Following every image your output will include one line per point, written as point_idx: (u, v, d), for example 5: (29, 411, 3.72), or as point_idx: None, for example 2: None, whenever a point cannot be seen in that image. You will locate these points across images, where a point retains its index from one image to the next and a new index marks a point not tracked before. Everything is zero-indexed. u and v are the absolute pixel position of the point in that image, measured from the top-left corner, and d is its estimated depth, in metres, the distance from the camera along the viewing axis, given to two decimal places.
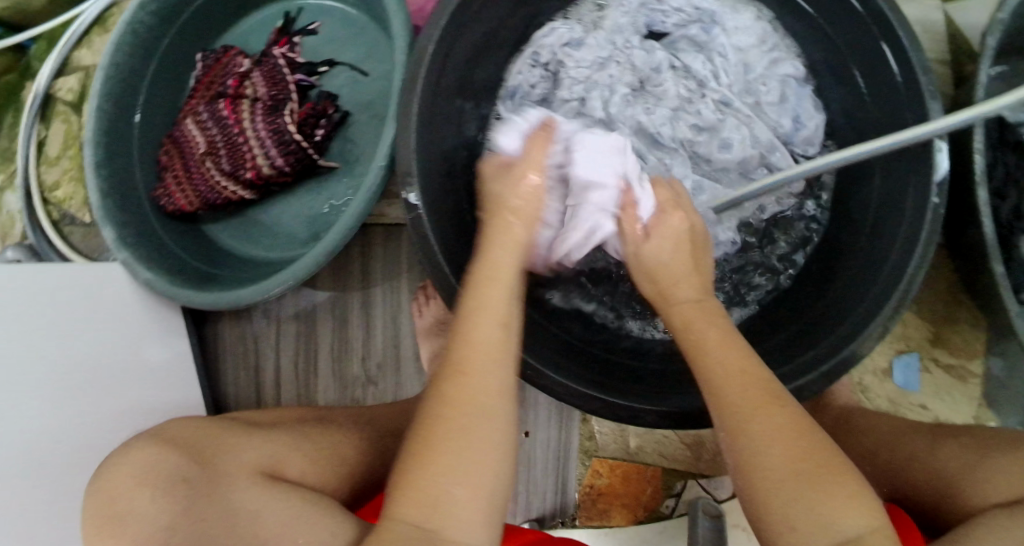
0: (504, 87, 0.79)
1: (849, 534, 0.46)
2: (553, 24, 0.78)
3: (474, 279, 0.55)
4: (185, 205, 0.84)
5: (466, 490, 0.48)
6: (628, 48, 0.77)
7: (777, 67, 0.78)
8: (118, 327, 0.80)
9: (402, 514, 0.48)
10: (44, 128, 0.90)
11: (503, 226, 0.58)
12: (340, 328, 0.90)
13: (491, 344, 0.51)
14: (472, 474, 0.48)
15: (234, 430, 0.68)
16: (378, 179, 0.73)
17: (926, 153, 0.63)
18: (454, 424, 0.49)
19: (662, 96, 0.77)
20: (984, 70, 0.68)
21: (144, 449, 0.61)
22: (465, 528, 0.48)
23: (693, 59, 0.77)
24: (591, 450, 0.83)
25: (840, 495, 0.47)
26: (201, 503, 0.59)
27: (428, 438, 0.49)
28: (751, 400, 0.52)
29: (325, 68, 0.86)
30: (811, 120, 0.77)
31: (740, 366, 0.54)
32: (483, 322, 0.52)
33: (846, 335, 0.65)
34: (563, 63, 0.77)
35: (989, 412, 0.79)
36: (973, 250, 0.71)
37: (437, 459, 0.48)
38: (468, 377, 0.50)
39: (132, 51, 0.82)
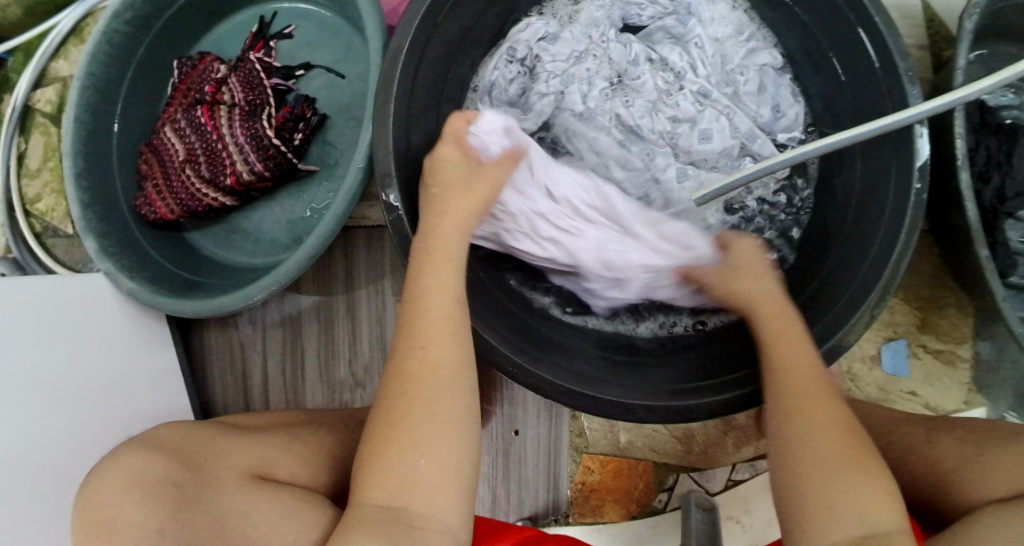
0: (479, 84, 0.78)
1: (879, 525, 0.51)
2: (528, 19, 0.77)
3: (419, 260, 0.59)
4: (166, 214, 0.84)
5: (427, 464, 0.53)
6: (604, 41, 0.76)
7: (754, 57, 0.78)
8: (104, 339, 0.79)
9: (371, 494, 0.53)
10: (23, 140, 0.89)
11: (447, 202, 0.62)
12: (328, 332, 0.90)
13: (444, 323, 0.57)
14: (435, 451, 0.54)
15: (223, 434, 0.66)
16: (358, 181, 0.73)
17: (907, 138, 0.63)
18: (416, 403, 0.54)
19: (639, 89, 0.76)
20: (962, 55, 0.68)
21: (130, 457, 0.59)
22: (430, 501, 0.53)
23: (670, 51, 0.77)
24: (582, 447, 0.83)
25: (872, 490, 0.52)
26: (191, 508, 0.57)
27: (395, 416, 0.54)
28: (808, 396, 0.57)
29: (302, 72, 0.86)
30: (791, 109, 0.77)
31: (802, 364, 0.59)
32: (437, 306, 0.57)
33: (832, 324, 0.65)
34: (540, 58, 0.76)
35: (979, 396, 0.79)
36: (957, 234, 0.71)
37: (403, 438, 0.54)
38: (429, 353, 0.56)
39: (108, 61, 0.82)
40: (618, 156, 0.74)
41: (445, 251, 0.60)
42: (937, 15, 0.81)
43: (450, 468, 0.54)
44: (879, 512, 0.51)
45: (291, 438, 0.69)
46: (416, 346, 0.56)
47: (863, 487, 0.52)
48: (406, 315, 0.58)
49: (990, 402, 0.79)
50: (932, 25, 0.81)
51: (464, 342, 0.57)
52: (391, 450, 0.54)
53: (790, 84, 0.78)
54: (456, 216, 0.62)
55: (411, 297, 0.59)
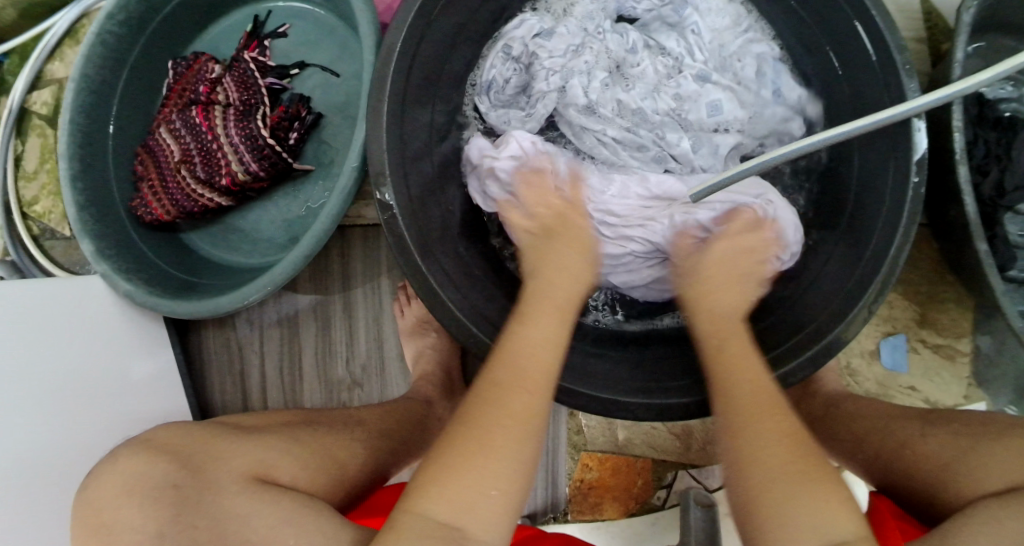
0: (478, 82, 0.78)
1: (838, 536, 0.50)
2: (523, 16, 0.76)
3: (538, 310, 0.63)
4: (162, 215, 0.84)
5: (500, 492, 0.52)
6: (600, 33, 0.77)
7: (752, 46, 0.77)
8: (101, 342, 0.79)
9: (432, 508, 0.52)
10: (20, 142, 0.90)
11: (559, 255, 0.69)
12: (324, 332, 0.90)
13: (548, 375, 0.58)
14: (511, 481, 0.53)
15: (222, 434, 0.65)
16: (352, 181, 0.73)
17: (904, 132, 0.63)
18: (506, 435, 0.54)
19: (640, 75, 0.76)
20: (959, 47, 0.68)
21: (131, 460, 0.60)
22: (488, 527, 0.51)
23: (667, 37, 0.77)
24: (579, 444, 0.83)
25: (829, 502, 0.51)
26: (189, 509, 0.57)
27: (483, 439, 0.54)
28: (761, 405, 0.56)
29: (296, 71, 0.85)
30: (792, 93, 0.76)
31: (752, 375, 0.58)
32: (541, 353, 0.59)
33: (829, 320, 0.64)
34: (536, 55, 0.75)
35: (979, 390, 0.79)
36: (955, 228, 0.71)
37: (482, 460, 0.53)
38: (529, 396, 0.56)
39: (102, 62, 0.81)
40: (626, 146, 0.75)
41: (551, 302, 0.63)
42: (935, 7, 0.80)
43: (517, 501, 0.53)
44: (836, 523, 0.51)
45: (290, 441, 0.66)
46: (518, 383, 0.56)
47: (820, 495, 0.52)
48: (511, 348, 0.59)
49: (990, 396, 0.78)
50: (929, 18, 0.80)
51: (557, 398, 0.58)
52: (465, 472, 0.52)
53: (787, 70, 0.77)
54: (572, 278, 0.66)
55: (516, 336, 0.60)
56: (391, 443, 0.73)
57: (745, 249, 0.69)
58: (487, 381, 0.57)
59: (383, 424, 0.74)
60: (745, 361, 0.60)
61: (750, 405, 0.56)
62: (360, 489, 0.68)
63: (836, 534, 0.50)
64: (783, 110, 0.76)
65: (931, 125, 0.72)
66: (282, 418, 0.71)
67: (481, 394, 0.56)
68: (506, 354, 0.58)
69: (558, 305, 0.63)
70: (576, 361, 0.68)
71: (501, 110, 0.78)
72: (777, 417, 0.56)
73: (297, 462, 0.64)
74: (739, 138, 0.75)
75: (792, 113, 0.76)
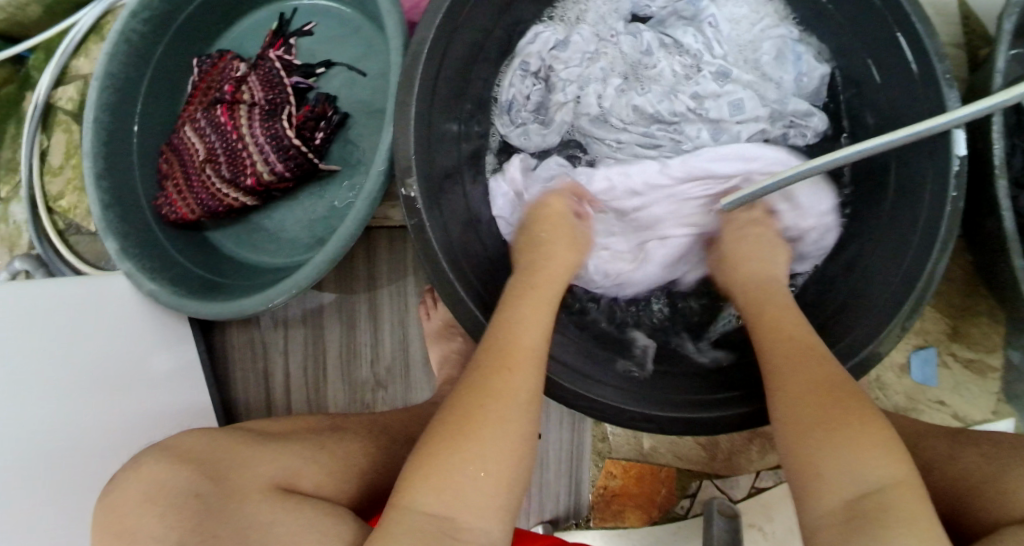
0: (497, 101, 0.78)
1: (873, 484, 0.49)
2: (537, 28, 0.76)
3: (516, 290, 0.62)
4: (187, 214, 0.84)
5: (484, 479, 0.52)
6: (612, 37, 0.77)
7: (772, 30, 0.75)
8: (123, 342, 0.79)
9: (419, 500, 0.51)
10: (46, 138, 0.89)
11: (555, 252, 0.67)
12: (349, 332, 0.90)
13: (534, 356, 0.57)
14: (494, 467, 0.52)
15: (248, 444, 0.64)
16: (379, 184, 0.72)
17: (944, 142, 0.61)
18: (492, 422, 0.53)
19: (656, 77, 0.75)
20: (1001, 57, 0.66)
21: (151, 466, 0.59)
22: (478, 517, 0.51)
23: (683, 34, 0.75)
24: (604, 451, 0.83)
25: (856, 446, 0.50)
26: (216, 519, 0.57)
27: (467, 426, 0.53)
28: (791, 358, 0.57)
29: (322, 70, 0.85)
30: (815, 73, 0.75)
31: (787, 333, 0.59)
32: (528, 336, 0.58)
33: (863, 337, 0.63)
34: (553, 67, 0.77)
35: (1008, 406, 0.78)
36: (992, 242, 0.69)
37: (464, 446, 0.52)
38: (510, 377, 0.55)
39: (127, 59, 0.81)
40: (641, 148, 0.75)
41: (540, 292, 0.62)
42: (973, 12, 0.78)
43: (504, 489, 0.53)
44: (871, 466, 0.49)
45: (317, 445, 0.66)
46: (502, 368, 0.55)
47: (852, 443, 0.50)
48: (499, 335, 0.58)
49: (1019, 412, 0.77)
50: (967, 23, 0.78)
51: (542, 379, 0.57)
52: (448, 461, 0.52)
53: (812, 50, 0.75)
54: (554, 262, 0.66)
55: (501, 320, 0.59)
56: (413, 448, 0.73)
57: (748, 238, 0.68)
58: (473, 370, 0.56)
59: (409, 430, 0.74)
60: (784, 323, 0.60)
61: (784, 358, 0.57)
62: (379, 492, 0.68)
63: (874, 482, 0.49)
64: (805, 106, 0.74)
65: (971, 136, 0.70)
66: (306, 424, 0.70)
67: (467, 384, 0.56)
68: (493, 339, 0.57)
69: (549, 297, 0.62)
70: (602, 370, 0.69)
71: (521, 126, 0.78)
72: (811, 365, 0.55)
73: (324, 471, 0.65)
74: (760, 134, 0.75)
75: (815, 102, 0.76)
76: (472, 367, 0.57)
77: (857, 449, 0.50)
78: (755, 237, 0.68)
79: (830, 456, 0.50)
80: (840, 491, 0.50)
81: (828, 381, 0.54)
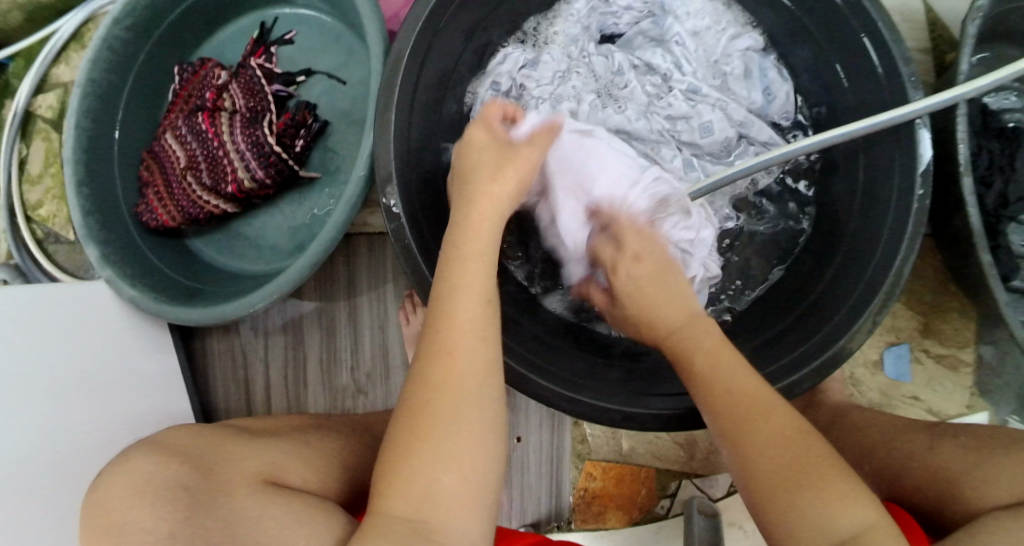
0: (470, 120, 0.78)
1: (848, 532, 0.50)
2: (505, 51, 0.77)
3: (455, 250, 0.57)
4: (167, 221, 0.84)
5: (449, 482, 0.51)
6: (585, 56, 0.78)
7: (736, 42, 0.78)
8: (109, 347, 0.80)
9: (391, 505, 0.51)
10: (25, 146, 0.89)
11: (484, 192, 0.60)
12: (329, 339, 0.90)
13: (474, 329, 0.54)
14: (461, 462, 0.51)
15: (235, 440, 0.65)
16: (358, 189, 0.72)
17: (908, 140, 0.63)
18: (448, 414, 0.52)
19: (629, 96, 0.77)
20: (965, 60, 0.68)
21: (140, 460, 0.58)
22: (454, 517, 0.51)
23: (652, 54, 0.77)
24: (584, 453, 0.84)
25: (828, 501, 0.50)
26: (203, 511, 0.56)
27: (423, 421, 0.52)
28: (749, 410, 0.55)
29: (302, 78, 0.86)
30: (780, 89, 0.77)
31: (733, 380, 0.57)
32: (463, 311, 0.54)
33: (835, 329, 0.65)
34: (525, 86, 0.76)
35: (982, 400, 0.80)
36: (959, 238, 0.71)
37: (426, 445, 0.51)
38: (453, 361, 0.53)
39: (109, 67, 0.82)
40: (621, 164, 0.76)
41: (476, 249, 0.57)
42: (940, 18, 0.81)
43: (476, 486, 0.52)
44: (845, 518, 0.50)
45: (300, 443, 0.67)
46: (441, 352, 0.53)
47: (821, 501, 0.50)
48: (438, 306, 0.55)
49: (993, 406, 0.79)
50: (934, 28, 0.81)
51: (491, 349, 0.54)
52: (407, 463, 0.51)
53: (775, 63, 0.78)
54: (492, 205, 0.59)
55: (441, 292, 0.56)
56: None
57: (647, 264, 0.65)
58: (418, 361, 0.54)
59: None
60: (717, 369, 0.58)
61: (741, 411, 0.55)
62: (365, 489, 0.68)
63: (849, 529, 0.50)
64: (768, 131, 0.76)
65: (937, 135, 0.72)
66: (288, 422, 0.71)
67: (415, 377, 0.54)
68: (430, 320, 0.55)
69: (483, 246, 0.57)
70: (559, 360, 0.68)
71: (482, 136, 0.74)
72: (769, 418, 0.54)
73: (312, 466, 0.64)
74: (727, 160, 0.76)
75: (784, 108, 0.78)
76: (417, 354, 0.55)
77: (829, 507, 0.50)
78: (649, 275, 0.65)
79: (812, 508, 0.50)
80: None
81: (786, 436, 0.53)
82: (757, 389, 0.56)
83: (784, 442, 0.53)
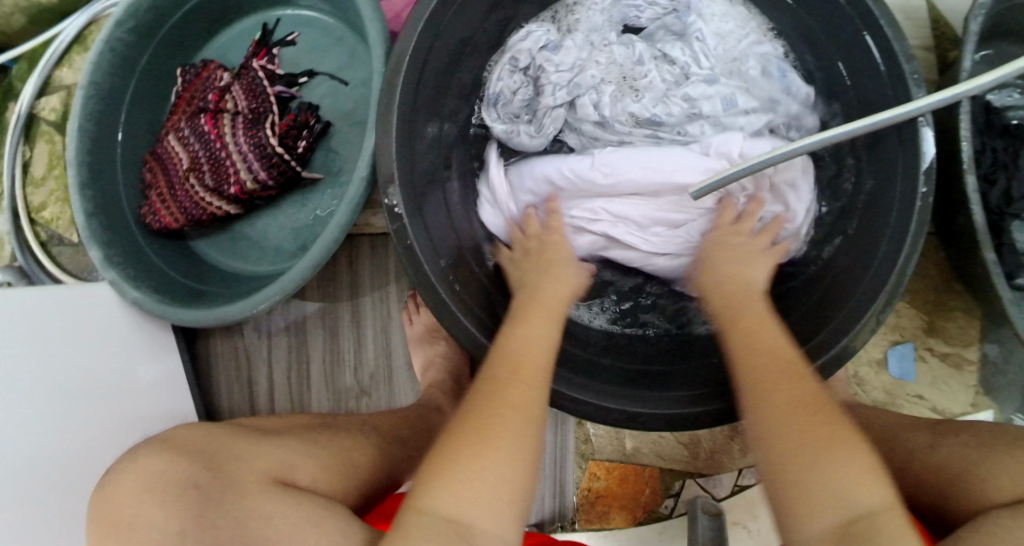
0: (485, 95, 0.78)
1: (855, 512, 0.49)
2: (529, 28, 0.77)
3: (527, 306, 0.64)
4: (170, 222, 0.84)
5: (501, 489, 0.52)
6: (606, 45, 0.76)
7: (755, 46, 0.76)
8: (113, 349, 0.80)
9: (439, 504, 0.51)
10: (28, 148, 0.89)
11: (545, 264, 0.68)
12: (332, 340, 0.90)
13: (544, 365, 0.59)
14: (515, 470, 0.52)
15: (246, 437, 0.65)
16: (361, 190, 0.72)
17: (912, 138, 0.63)
18: (514, 427, 0.54)
19: (649, 85, 0.74)
20: (968, 56, 0.68)
21: (150, 458, 0.59)
22: (498, 523, 0.51)
23: (672, 47, 0.75)
24: (587, 453, 0.84)
25: (842, 474, 0.50)
26: (214, 507, 0.56)
27: (485, 430, 0.53)
28: (774, 376, 0.55)
29: (304, 79, 0.86)
30: (800, 89, 0.74)
31: (769, 348, 0.58)
32: (535, 350, 0.59)
33: (839, 329, 0.65)
34: (543, 68, 0.75)
35: (986, 399, 0.80)
36: (963, 236, 0.71)
37: (483, 450, 0.52)
38: (526, 388, 0.56)
39: (111, 70, 0.82)
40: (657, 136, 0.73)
41: (543, 306, 0.64)
42: (942, 16, 0.80)
43: (521, 495, 0.52)
44: (855, 493, 0.49)
45: (305, 442, 0.67)
46: (513, 378, 0.57)
47: (837, 473, 0.50)
48: (511, 343, 0.60)
49: (998, 405, 0.79)
50: (936, 26, 0.81)
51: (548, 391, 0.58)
52: (464, 466, 0.52)
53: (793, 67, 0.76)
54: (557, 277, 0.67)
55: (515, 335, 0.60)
56: (398, 447, 0.73)
57: (744, 240, 0.68)
58: (486, 380, 0.57)
59: (397, 431, 0.74)
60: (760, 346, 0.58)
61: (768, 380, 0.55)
62: (376, 491, 0.68)
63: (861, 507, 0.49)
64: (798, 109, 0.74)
65: (940, 133, 0.72)
66: (299, 420, 0.71)
67: (475, 395, 0.56)
68: (506, 352, 0.59)
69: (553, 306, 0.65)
70: (574, 367, 0.69)
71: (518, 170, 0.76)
72: (796, 386, 0.54)
73: (315, 466, 0.65)
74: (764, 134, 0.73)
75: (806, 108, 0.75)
76: (482, 380, 0.57)
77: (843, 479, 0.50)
78: (743, 247, 0.67)
79: (809, 476, 0.50)
80: (828, 519, 0.49)
81: (808, 404, 0.53)
82: (789, 358, 0.57)
83: (804, 408, 0.53)
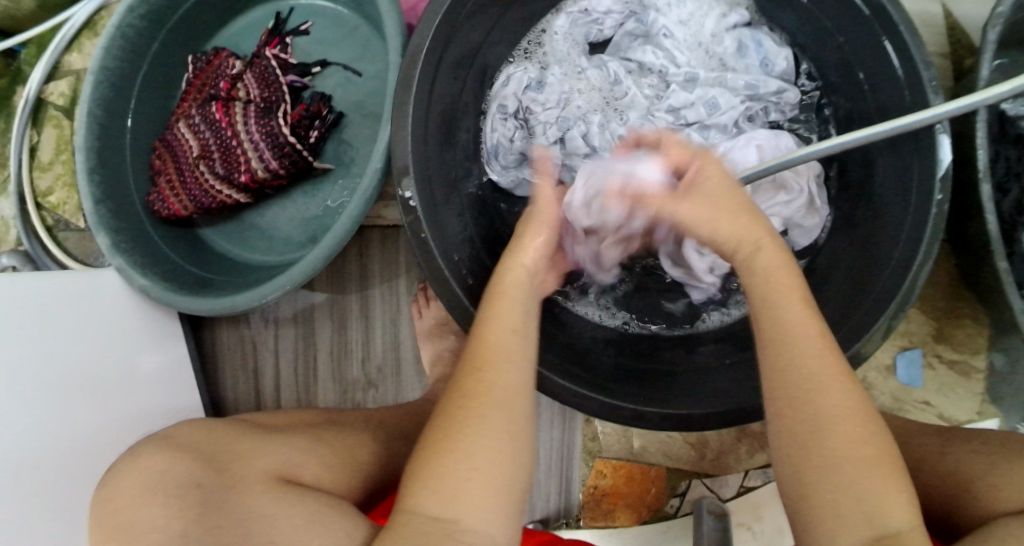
0: (484, 149, 0.78)
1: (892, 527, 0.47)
2: (508, 72, 0.78)
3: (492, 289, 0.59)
4: (179, 210, 0.84)
5: (481, 485, 0.50)
6: (580, 73, 0.79)
7: (727, 20, 0.78)
8: (118, 338, 0.79)
9: (422, 504, 0.50)
10: (36, 133, 0.89)
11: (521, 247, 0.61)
12: (340, 331, 0.90)
13: (509, 346, 0.55)
14: (490, 463, 0.51)
15: (250, 435, 0.64)
16: (374, 181, 0.72)
17: (929, 145, 0.63)
18: (476, 418, 0.52)
19: (630, 103, 0.78)
20: (985, 65, 0.68)
21: (153, 456, 0.58)
22: (482, 517, 0.50)
23: (644, 53, 0.78)
24: (594, 451, 0.84)
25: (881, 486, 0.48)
26: (215, 510, 0.56)
27: (452, 423, 0.52)
28: (826, 373, 0.50)
29: (317, 69, 0.85)
30: (779, 56, 0.77)
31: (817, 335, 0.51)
32: (498, 333, 0.55)
33: (851, 334, 0.65)
34: (531, 110, 0.78)
35: (992, 407, 0.80)
36: (976, 244, 0.71)
37: (454, 444, 0.51)
38: (483, 374, 0.53)
39: (122, 56, 0.81)
40: None
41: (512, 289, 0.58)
42: (959, 23, 0.81)
43: (506, 488, 0.51)
44: (887, 507, 0.48)
45: (313, 438, 0.66)
46: (473, 368, 0.54)
47: (880, 485, 0.48)
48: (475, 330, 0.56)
49: (1003, 413, 0.79)
50: (952, 33, 0.81)
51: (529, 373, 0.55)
52: (438, 465, 0.51)
53: (770, 33, 0.78)
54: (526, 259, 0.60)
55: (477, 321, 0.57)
56: (408, 444, 0.72)
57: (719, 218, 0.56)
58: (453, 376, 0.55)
59: (405, 426, 0.74)
60: (811, 347, 0.51)
61: (814, 387, 0.50)
62: (380, 487, 0.68)
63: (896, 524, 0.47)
64: (778, 82, 0.77)
65: (956, 140, 0.72)
66: (301, 418, 0.71)
67: (447, 389, 0.55)
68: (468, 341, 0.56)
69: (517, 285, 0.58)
70: (582, 363, 0.69)
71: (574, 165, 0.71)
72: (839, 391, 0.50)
73: (324, 461, 0.64)
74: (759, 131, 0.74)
75: (786, 83, 0.77)
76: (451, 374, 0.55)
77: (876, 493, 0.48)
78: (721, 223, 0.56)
79: (840, 493, 0.48)
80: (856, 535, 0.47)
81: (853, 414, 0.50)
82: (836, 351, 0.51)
83: (851, 418, 0.49)
